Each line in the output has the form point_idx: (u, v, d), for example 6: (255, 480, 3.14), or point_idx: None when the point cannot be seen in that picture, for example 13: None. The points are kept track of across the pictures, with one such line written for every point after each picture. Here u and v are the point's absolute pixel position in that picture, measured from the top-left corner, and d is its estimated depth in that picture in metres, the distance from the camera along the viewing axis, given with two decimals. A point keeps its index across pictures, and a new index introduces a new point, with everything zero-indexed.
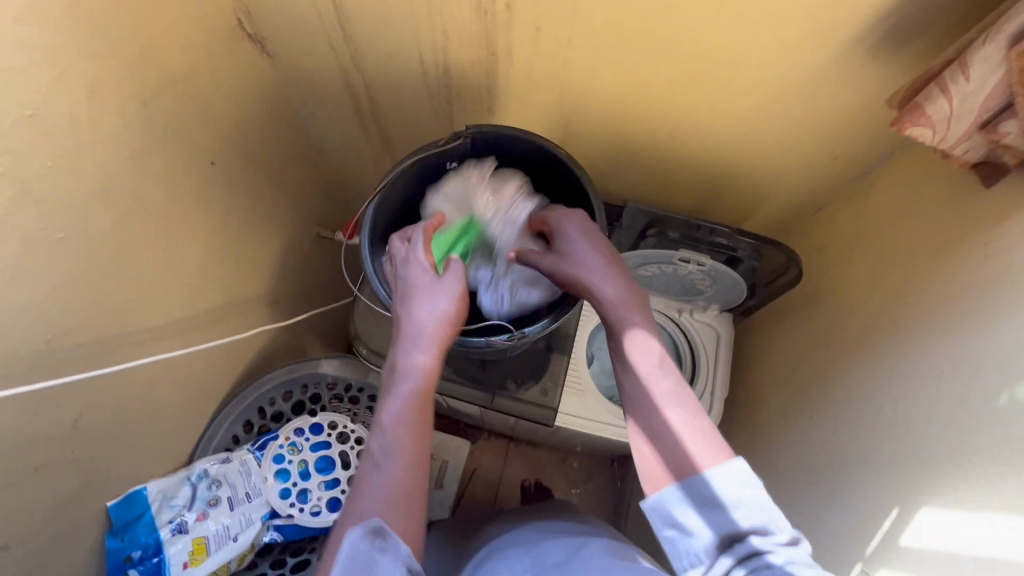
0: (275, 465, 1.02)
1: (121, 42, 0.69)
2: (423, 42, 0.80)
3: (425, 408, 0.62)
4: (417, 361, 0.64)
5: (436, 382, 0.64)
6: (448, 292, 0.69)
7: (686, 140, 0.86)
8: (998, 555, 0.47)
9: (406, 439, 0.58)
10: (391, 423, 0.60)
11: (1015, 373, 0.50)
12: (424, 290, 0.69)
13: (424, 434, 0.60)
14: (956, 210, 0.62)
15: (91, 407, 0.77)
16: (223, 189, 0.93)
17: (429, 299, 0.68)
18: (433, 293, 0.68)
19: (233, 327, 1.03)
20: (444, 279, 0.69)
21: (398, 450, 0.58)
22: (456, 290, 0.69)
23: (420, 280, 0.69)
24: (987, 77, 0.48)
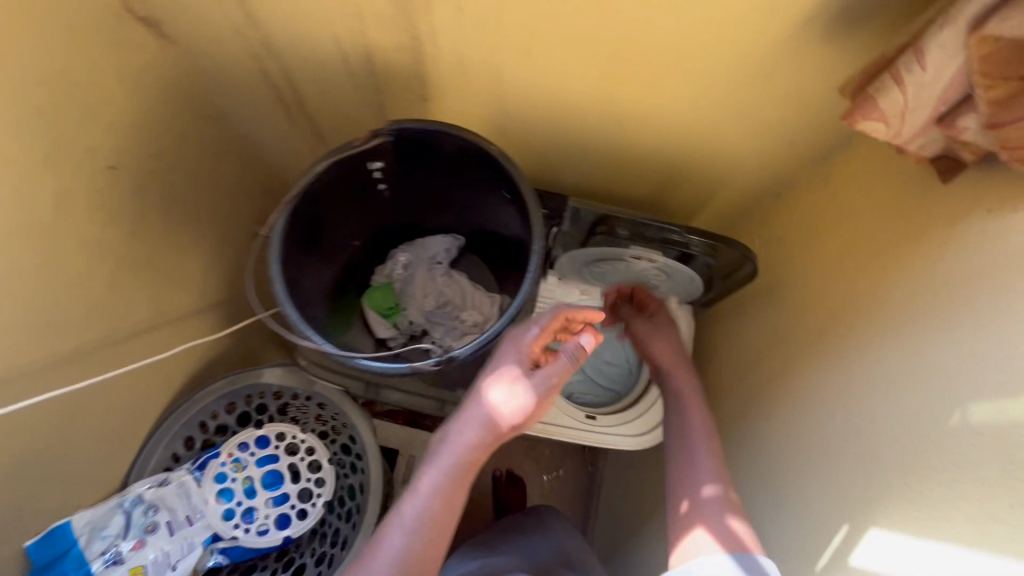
0: (217, 485, 0.97)
1: None
2: (338, 26, 0.71)
3: (461, 495, 0.64)
4: (463, 441, 0.65)
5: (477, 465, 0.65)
6: (545, 388, 0.65)
7: (635, 127, 0.79)
8: None
9: (437, 518, 0.62)
10: (427, 494, 0.63)
11: (969, 393, 0.47)
12: (525, 387, 0.66)
13: (454, 513, 0.64)
14: (913, 206, 0.58)
15: None
16: (132, 194, 0.83)
17: (505, 399, 0.65)
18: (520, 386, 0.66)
19: (162, 341, 0.96)
20: (548, 375, 0.66)
21: (426, 526, 0.62)
22: (544, 394, 0.66)
23: (533, 376, 0.66)
24: (946, 65, 0.43)
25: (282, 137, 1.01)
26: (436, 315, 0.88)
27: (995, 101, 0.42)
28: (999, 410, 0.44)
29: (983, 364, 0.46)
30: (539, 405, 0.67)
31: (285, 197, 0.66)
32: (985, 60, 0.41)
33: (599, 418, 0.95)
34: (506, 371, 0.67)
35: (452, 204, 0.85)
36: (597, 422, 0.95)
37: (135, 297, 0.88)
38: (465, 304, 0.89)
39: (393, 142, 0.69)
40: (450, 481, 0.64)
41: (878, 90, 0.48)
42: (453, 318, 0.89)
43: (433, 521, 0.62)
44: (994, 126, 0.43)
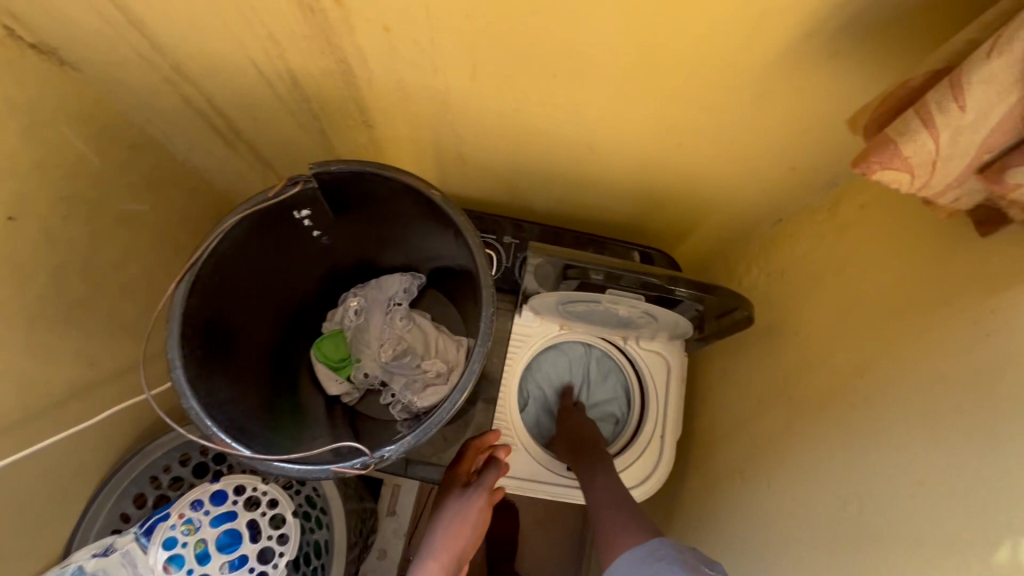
0: (166, 551, 0.88)
1: None
2: (252, 51, 0.60)
3: None
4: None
5: None
6: (484, 501, 0.73)
7: (607, 152, 0.69)
8: None
9: None
10: None
11: (1022, 523, 0.37)
12: (465, 511, 0.72)
13: None
14: (939, 259, 0.48)
15: None
16: (45, 244, 0.74)
17: (456, 522, 0.71)
18: (461, 505, 0.72)
19: (100, 397, 0.87)
20: (480, 496, 0.73)
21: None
22: (483, 509, 0.73)
23: (468, 498, 0.73)
24: (994, 104, 0.32)
25: (223, 163, 0.92)
26: (394, 365, 0.78)
27: None
28: None
29: None
30: (484, 521, 0.74)
31: (185, 262, 0.55)
32: None
33: None
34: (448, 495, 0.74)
35: (402, 245, 0.75)
36: None
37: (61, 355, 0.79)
38: (427, 352, 0.78)
39: (317, 187, 0.59)
40: None
41: (902, 133, 0.36)
42: (414, 369, 0.78)
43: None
44: None
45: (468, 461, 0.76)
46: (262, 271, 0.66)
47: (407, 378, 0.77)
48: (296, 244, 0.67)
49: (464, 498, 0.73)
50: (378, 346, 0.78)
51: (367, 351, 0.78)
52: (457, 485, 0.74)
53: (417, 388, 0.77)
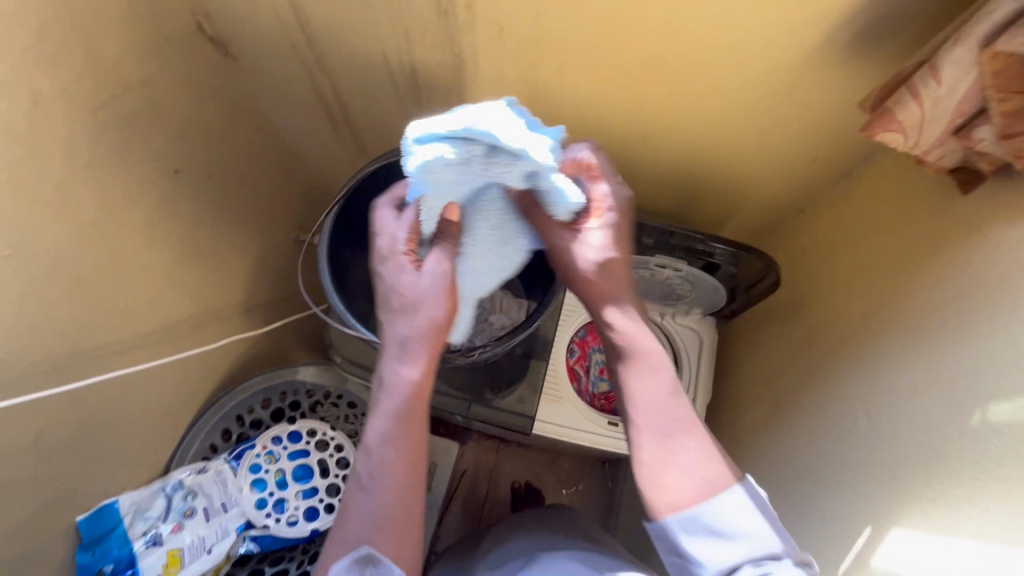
0: (251, 475, 1.01)
1: (67, 51, 0.67)
2: (386, 46, 0.77)
3: (422, 424, 0.61)
4: (402, 374, 0.60)
5: (427, 390, 0.61)
6: (439, 281, 0.60)
7: (661, 142, 0.83)
8: None
9: (397, 465, 0.58)
10: (383, 446, 0.59)
11: (987, 395, 0.48)
12: (422, 292, 0.59)
13: (416, 447, 0.60)
14: (935, 215, 0.60)
15: (54, 420, 0.76)
16: (189, 195, 0.91)
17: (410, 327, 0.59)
18: (417, 292, 0.59)
19: (208, 335, 1.02)
20: (433, 284, 0.59)
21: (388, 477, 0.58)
22: (443, 290, 0.60)
23: (420, 280, 0.60)
24: (961, 80, 0.46)
25: (327, 148, 1.09)
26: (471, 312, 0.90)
27: (1008, 113, 0.44)
28: (1018, 407, 0.45)
29: (1001, 365, 0.48)
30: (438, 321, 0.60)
31: (334, 196, 0.71)
32: (998, 76, 0.43)
33: (622, 425, 0.97)
34: (397, 283, 0.60)
35: None
36: (620, 429, 0.97)
37: (187, 292, 0.95)
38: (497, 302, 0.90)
39: None
40: (401, 422, 0.59)
41: (897, 104, 0.50)
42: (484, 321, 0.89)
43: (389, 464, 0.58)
44: (1008, 136, 0.45)
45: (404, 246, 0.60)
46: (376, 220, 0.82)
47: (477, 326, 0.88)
48: None
49: (416, 278, 0.60)
50: None
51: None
52: (406, 276, 0.60)
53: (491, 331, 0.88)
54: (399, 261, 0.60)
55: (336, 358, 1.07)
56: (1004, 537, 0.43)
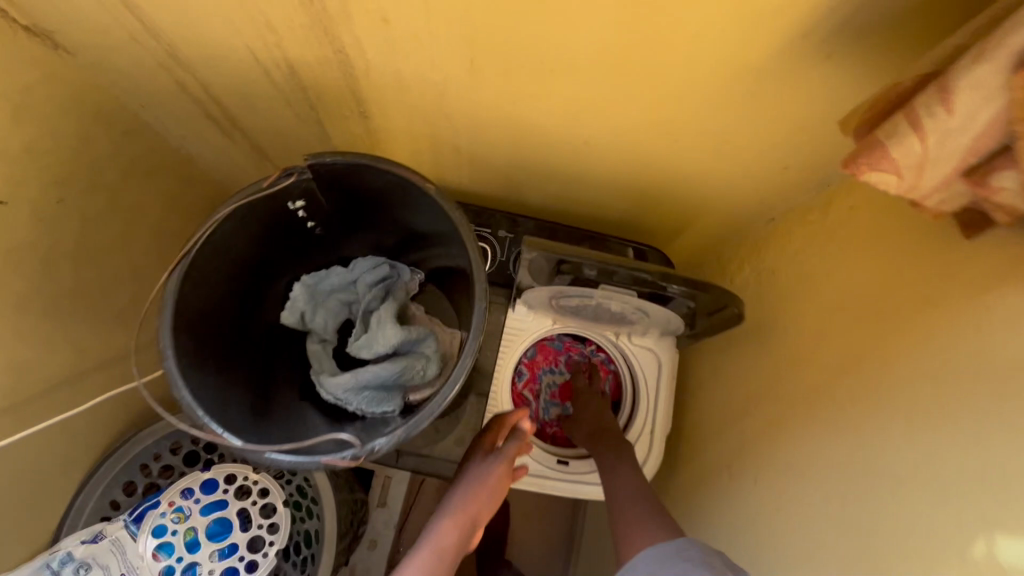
0: (156, 538, 0.88)
1: None
2: (249, 39, 0.60)
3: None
4: (437, 531, 0.65)
5: (455, 556, 0.65)
6: (505, 468, 0.71)
7: (603, 149, 0.69)
8: None
9: None
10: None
11: (996, 521, 0.39)
12: (484, 476, 0.70)
13: None
14: (929, 260, 0.48)
15: None
16: (36, 229, 0.73)
17: (473, 488, 0.68)
18: (484, 469, 0.71)
19: (92, 384, 0.87)
20: (502, 463, 0.72)
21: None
22: (505, 471, 0.71)
23: (491, 463, 0.71)
24: (980, 111, 0.33)
25: (218, 152, 0.92)
26: (398, 354, 0.74)
27: None
28: None
29: (1012, 487, 0.38)
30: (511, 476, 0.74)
31: (179, 250, 0.54)
32: None
33: (572, 464, 0.87)
34: (479, 464, 0.71)
35: (396, 235, 0.74)
36: (569, 469, 0.87)
37: (53, 342, 0.79)
38: (429, 338, 0.75)
39: (312, 178, 0.59)
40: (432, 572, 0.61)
41: (891, 136, 0.37)
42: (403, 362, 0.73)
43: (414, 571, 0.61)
44: None
45: (492, 431, 0.75)
46: (254, 257, 0.66)
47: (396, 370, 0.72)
48: (289, 231, 0.67)
49: (489, 462, 0.71)
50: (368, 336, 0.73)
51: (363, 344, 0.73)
52: (480, 452, 0.73)
53: (418, 378, 0.73)
54: (486, 441, 0.74)
55: None
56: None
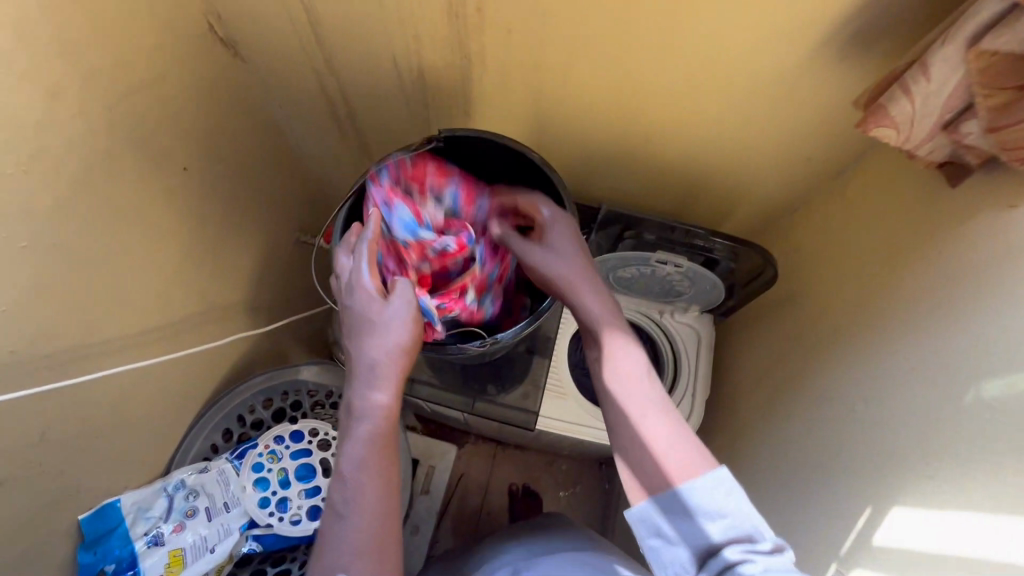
0: (254, 474, 1.01)
1: (88, 51, 0.69)
2: (397, 47, 0.79)
3: (390, 436, 0.61)
4: (374, 400, 0.62)
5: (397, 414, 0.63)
6: (404, 309, 0.65)
7: (658, 145, 0.86)
8: (977, 556, 0.46)
9: (373, 486, 0.57)
10: (353, 469, 0.58)
11: (981, 371, 0.50)
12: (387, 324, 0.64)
13: (392, 469, 0.60)
14: (923, 210, 0.63)
15: (60, 416, 0.77)
16: (196, 194, 0.91)
17: (385, 333, 0.64)
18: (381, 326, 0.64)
19: (212, 333, 1.02)
20: (401, 308, 0.65)
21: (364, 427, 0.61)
22: (407, 317, 0.65)
23: (381, 305, 0.65)
24: (948, 77, 0.49)
25: (330, 149, 1.10)
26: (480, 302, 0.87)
27: (994, 108, 0.47)
28: (1012, 382, 0.47)
29: (994, 345, 0.50)
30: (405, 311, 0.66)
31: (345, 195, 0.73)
32: (984, 72, 0.47)
33: None
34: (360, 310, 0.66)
35: None
36: None
37: (191, 290, 0.96)
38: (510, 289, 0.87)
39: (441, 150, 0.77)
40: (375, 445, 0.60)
41: (889, 100, 0.53)
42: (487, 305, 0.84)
43: (372, 459, 0.59)
44: (994, 129, 0.48)
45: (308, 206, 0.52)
46: None
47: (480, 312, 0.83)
48: None
49: (376, 307, 0.65)
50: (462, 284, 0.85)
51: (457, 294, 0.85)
52: (373, 303, 0.65)
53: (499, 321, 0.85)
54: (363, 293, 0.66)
55: (339, 356, 1.07)
56: (1005, 505, 0.45)
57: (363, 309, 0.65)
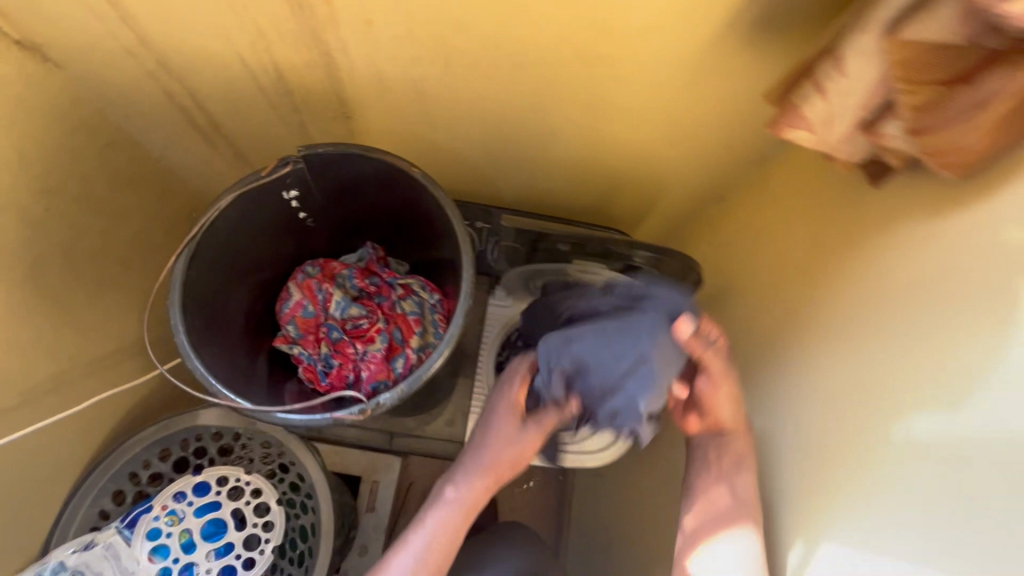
0: (150, 542, 0.88)
1: None
2: (239, 45, 0.65)
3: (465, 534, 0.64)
4: (456, 495, 0.64)
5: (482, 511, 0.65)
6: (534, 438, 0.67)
7: (563, 139, 0.77)
8: None
9: (444, 537, 0.62)
10: (432, 526, 0.62)
11: (912, 402, 0.45)
12: (518, 441, 0.67)
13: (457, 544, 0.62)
14: (845, 208, 0.57)
15: None
16: (26, 237, 0.76)
17: (490, 456, 0.66)
18: (507, 437, 0.67)
19: (80, 389, 0.88)
20: (531, 432, 0.67)
21: (431, 556, 0.61)
22: (533, 443, 0.67)
23: (523, 430, 0.68)
24: (865, 70, 0.41)
25: (200, 159, 0.95)
26: (363, 330, 0.75)
27: (915, 108, 0.40)
28: (941, 422, 0.42)
29: (921, 372, 0.45)
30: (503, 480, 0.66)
31: (181, 236, 0.58)
32: (904, 66, 0.39)
33: None
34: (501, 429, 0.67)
35: (384, 222, 0.79)
36: None
37: (42, 348, 0.80)
38: (402, 317, 0.76)
39: (305, 168, 0.64)
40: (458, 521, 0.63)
41: (801, 99, 0.46)
42: (369, 341, 0.74)
43: (444, 535, 0.62)
44: (916, 131, 0.40)
45: None
46: (252, 248, 0.70)
47: (360, 352, 0.73)
48: (280, 224, 0.71)
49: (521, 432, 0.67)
50: (336, 316, 0.75)
51: (334, 324, 0.75)
52: (512, 419, 0.68)
53: (390, 354, 0.74)
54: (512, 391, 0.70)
55: None
56: (944, 562, 0.40)
57: (507, 428, 0.67)
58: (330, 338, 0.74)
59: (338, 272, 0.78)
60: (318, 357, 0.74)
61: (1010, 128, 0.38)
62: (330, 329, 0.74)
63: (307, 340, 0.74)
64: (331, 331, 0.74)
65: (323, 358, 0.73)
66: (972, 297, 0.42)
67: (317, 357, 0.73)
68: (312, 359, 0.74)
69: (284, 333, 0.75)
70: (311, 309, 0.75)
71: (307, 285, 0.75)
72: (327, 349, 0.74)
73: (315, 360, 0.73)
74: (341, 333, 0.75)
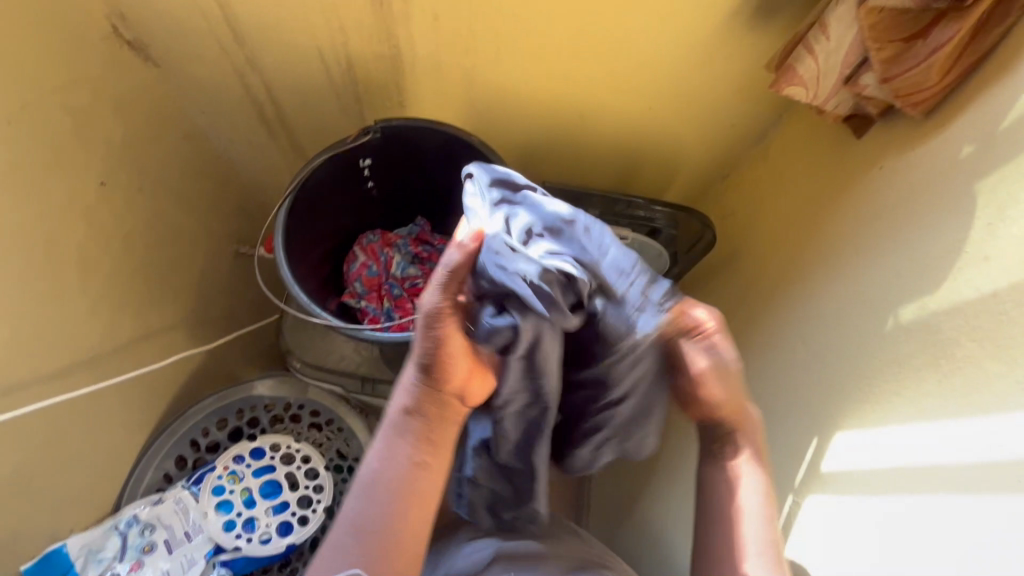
0: (215, 498, 0.95)
1: None
2: (322, 40, 0.78)
3: (416, 459, 0.55)
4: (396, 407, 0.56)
5: (423, 421, 0.55)
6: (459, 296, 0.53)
7: (589, 122, 0.88)
8: (918, 459, 0.49)
9: (387, 475, 0.54)
10: (379, 455, 0.55)
11: (898, 298, 0.55)
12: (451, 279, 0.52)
13: (407, 469, 0.54)
14: (836, 160, 0.68)
15: None
16: (120, 208, 0.86)
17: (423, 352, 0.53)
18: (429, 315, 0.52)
19: (154, 353, 0.96)
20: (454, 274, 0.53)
21: (381, 493, 0.54)
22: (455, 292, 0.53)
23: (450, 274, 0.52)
24: (845, 32, 0.54)
25: (262, 156, 1.06)
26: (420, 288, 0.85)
27: (885, 60, 0.52)
28: (921, 306, 0.52)
29: (904, 272, 0.55)
30: (461, 415, 0.57)
31: (284, 188, 0.69)
32: (874, 28, 0.51)
33: None
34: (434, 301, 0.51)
35: (433, 197, 0.89)
36: None
37: (124, 310, 0.89)
38: None
39: (377, 138, 0.75)
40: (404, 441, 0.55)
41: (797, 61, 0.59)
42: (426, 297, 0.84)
43: (386, 466, 0.55)
44: (887, 79, 0.52)
45: None
46: (329, 212, 0.81)
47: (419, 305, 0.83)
48: (351, 192, 0.82)
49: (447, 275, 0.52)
50: (397, 274, 0.85)
51: (396, 282, 0.85)
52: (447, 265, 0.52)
53: None
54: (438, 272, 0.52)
55: (293, 364, 1.07)
56: (932, 412, 0.49)
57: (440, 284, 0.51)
58: (392, 294, 0.84)
59: (397, 238, 0.87)
60: (381, 310, 0.83)
61: (954, 68, 0.50)
62: (392, 286, 0.85)
63: (371, 296, 0.85)
64: (393, 288, 0.85)
65: (386, 310, 0.83)
66: (943, 202, 0.52)
67: (381, 310, 0.83)
68: (376, 311, 0.83)
69: (352, 288, 0.85)
70: (375, 269, 0.85)
71: (371, 248, 0.86)
72: (390, 303, 0.84)
73: (378, 313, 0.83)
74: (401, 290, 0.85)
